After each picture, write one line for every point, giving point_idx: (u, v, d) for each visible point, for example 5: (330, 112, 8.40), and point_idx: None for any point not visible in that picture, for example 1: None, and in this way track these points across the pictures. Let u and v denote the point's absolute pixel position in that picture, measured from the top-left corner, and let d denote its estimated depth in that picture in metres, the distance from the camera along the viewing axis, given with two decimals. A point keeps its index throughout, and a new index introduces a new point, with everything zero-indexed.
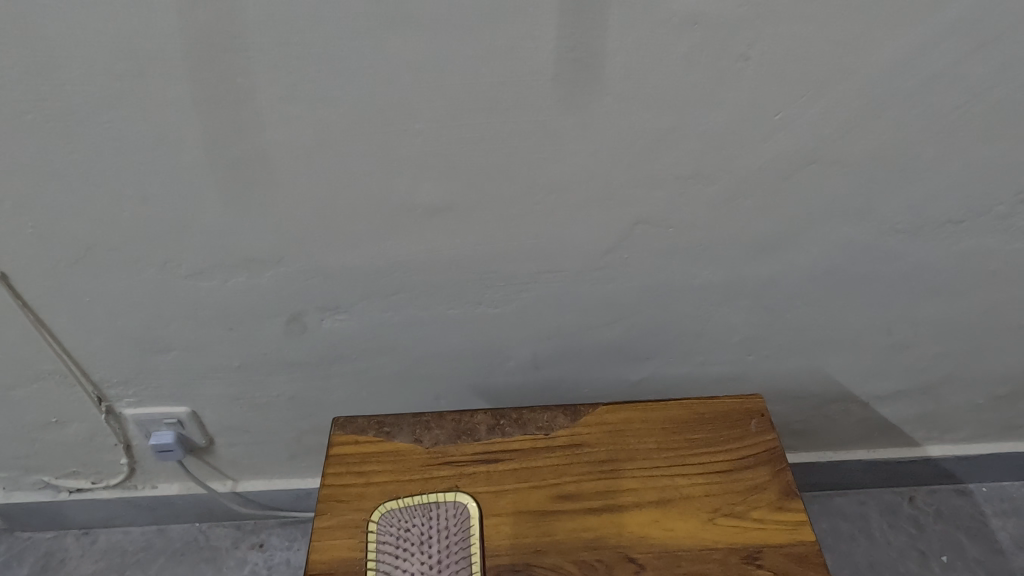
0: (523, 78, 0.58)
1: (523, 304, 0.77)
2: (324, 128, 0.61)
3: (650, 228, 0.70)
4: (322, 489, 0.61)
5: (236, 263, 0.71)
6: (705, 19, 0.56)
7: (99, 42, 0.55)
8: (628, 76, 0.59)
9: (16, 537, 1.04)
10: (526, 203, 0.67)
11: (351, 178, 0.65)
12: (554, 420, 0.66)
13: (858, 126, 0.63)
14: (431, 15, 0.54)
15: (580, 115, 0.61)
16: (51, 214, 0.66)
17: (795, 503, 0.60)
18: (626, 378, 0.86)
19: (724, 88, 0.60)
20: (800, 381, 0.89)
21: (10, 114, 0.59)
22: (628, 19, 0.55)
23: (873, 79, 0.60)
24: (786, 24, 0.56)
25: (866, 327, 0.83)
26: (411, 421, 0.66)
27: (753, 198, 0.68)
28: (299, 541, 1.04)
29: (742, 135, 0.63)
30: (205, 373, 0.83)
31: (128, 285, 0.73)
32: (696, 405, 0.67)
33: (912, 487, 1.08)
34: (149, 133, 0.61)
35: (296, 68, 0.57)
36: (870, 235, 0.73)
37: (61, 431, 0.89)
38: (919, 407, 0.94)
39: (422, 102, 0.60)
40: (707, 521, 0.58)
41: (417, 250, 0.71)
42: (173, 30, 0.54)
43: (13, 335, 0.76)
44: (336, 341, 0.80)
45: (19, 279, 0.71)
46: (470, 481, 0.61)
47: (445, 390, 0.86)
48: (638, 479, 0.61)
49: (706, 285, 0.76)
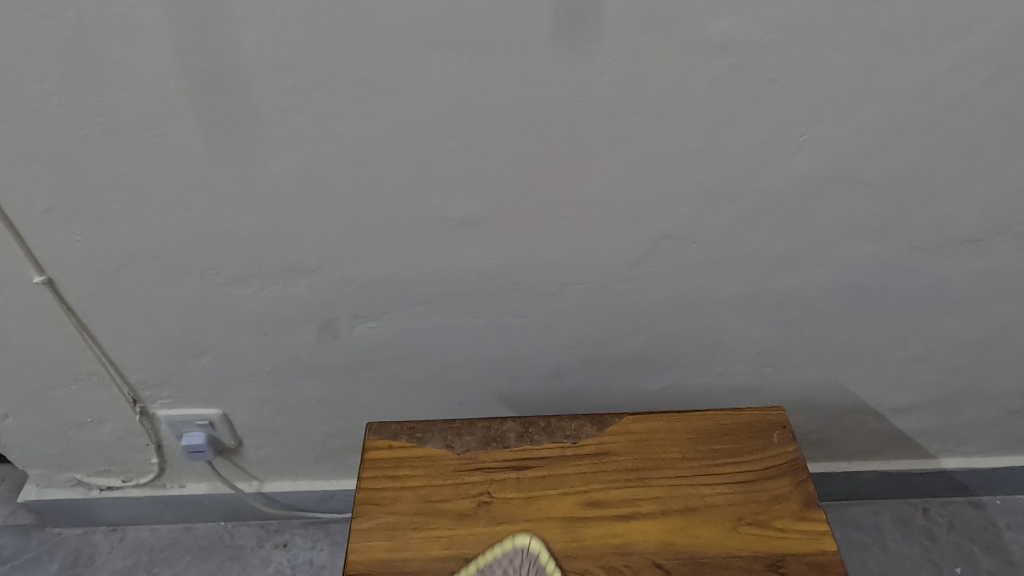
0: (557, 98, 0.61)
1: (548, 314, 0.79)
2: (364, 145, 0.63)
3: (674, 243, 0.72)
4: (358, 492, 0.63)
5: (273, 272, 0.74)
6: (735, 44, 0.58)
7: (152, 61, 0.58)
8: (657, 99, 0.61)
9: (47, 532, 1.06)
10: (555, 218, 0.69)
11: (387, 192, 0.67)
12: (581, 429, 0.68)
13: (880, 147, 0.65)
14: (472, 39, 0.57)
15: (610, 135, 0.63)
16: (98, 221, 0.68)
17: (817, 512, 0.61)
18: (646, 388, 0.88)
19: (751, 110, 0.62)
20: (818, 393, 0.90)
21: (65, 128, 0.61)
22: (660, 45, 0.57)
23: (898, 101, 0.62)
24: (811, 50, 0.58)
25: (883, 342, 0.84)
26: (442, 427, 0.68)
27: (777, 215, 0.70)
28: (321, 541, 1.07)
29: (767, 156, 0.65)
30: (237, 376, 0.85)
31: (168, 291, 0.75)
32: (719, 416, 0.69)
33: (925, 498, 1.09)
34: (197, 148, 0.63)
35: (339, 87, 0.59)
36: (889, 251, 0.74)
37: (95, 430, 0.91)
38: (934, 420, 0.96)
39: (459, 121, 0.62)
40: (732, 529, 0.60)
41: (448, 261, 0.73)
42: (225, 52, 0.57)
43: (55, 337, 0.79)
44: (366, 348, 0.82)
45: (64, 283, 0.74)
46: (500, 487, 0.63)
47: (468, 397, 0.88)
48: (663, 488, 0.63)
49: (728, 299, 0.78)
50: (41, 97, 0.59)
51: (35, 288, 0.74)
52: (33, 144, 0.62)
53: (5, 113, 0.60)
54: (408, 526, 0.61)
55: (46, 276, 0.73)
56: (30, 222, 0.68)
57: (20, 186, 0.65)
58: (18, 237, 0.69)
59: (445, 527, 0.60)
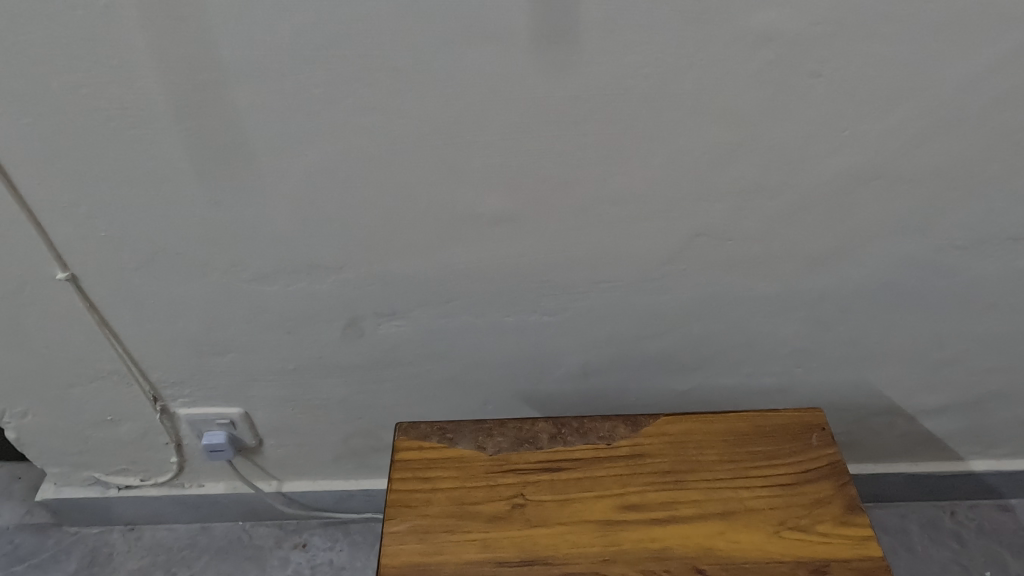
0: (595, 92, 0.59)
1: (578, 313, 0.78)
2: (397, 139, 0.62)
3: (709, 240, 0.71)
4: (389, 494, 0.63)
5: (299, 269, 0.72)
6: (780, 36, 0.56)
7: (183, 52, 0.56)
8: (697, 92, 0.59)
9: (64, 531, 1.06)
10: (588, 214, 0.68)
11: (419, 187, 0.65)
12: (614, 430, 0.67)
13: (924, 143, 0.64)
14: (512, 29, 0.55)
15: (648, 129, 0.62)
16: (123, 217, 0.67)
17: (860, 517, 0.61)
18: (674, 388, 0.87)
19: (793, 105, 0.60)
20: (849, 394, 0.89)
21: (93, 121, 0.60)
22: (703, 35, 0.56)
23: (944, 95, 0.60)
24: (858, 42, 0.57)
25: (918, 342, 0.83)
26: (473, 428, 0.67)
27: (815, 212, 0.68)
28: (340, 542, 1.05)
29: (807, 151, 0.64)
30: (260, 375, 0.84)
31: (192, 288, 0.74)
32: (755, 418, 0.68)
33: (953, 501, 1.07)
34: (226, 142, 0.62)
35: (373, 79, 0.58)
36: (928, 250, 0.73)
37: (115, 428, 0.90)
38: (966, 422, 0.94)
39: (494, 114, 0.60)
40: (773, 534, 0.59)
41: (477, 259, 0.72)
42: (259, 43, 0.56)
43: (77, 335, 0.78)
44: (391, 347, 0.81)
45: (88, 280, 0.73)
46: (534, 489, 0.63)
47: (493, 397, 0.87)
48: (700, 491, 0.63)
49: (761, 298, 0.76)
50: (69, 90, 0.58)
51: (58, 284, 0.73)
52: (59, 138, 0.61)
53: (33, 106, 0.59)
54: (441, 529, 0.60)
55: (70, 273, 0.72)
56: (55, 217, 0.67)
57: (46, 181, 0.64)
58: (42, 232, 0.68)
59: (480, 530, 0.60)
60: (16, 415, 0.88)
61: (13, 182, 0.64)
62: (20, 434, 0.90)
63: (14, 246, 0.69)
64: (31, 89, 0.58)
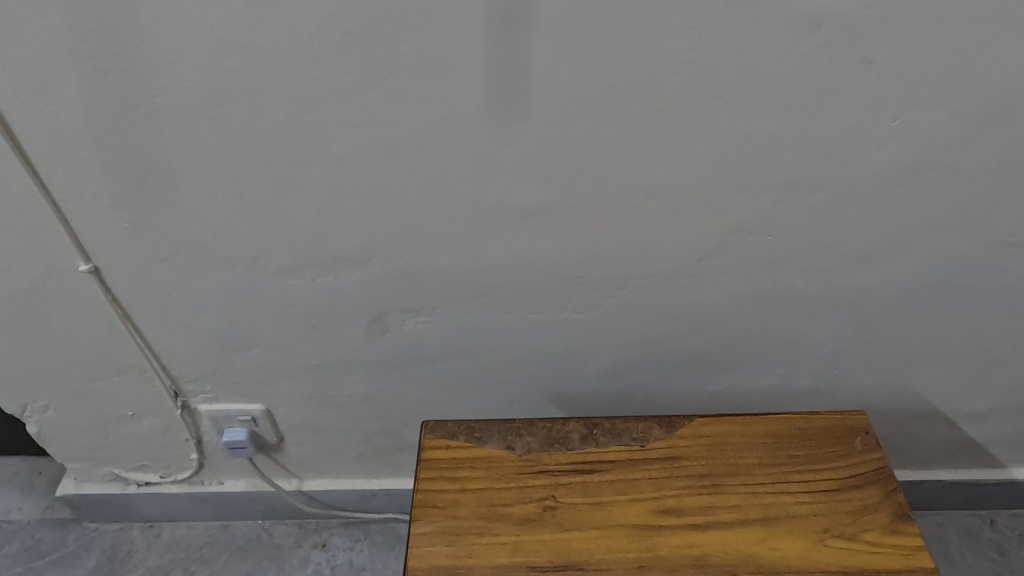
0: (633, 79, 0.57)
1: (609, 310, 0.75)
2: (427, 129, 0.60)
3: (747, 235, 0.68)
4: (416, 494, 0.61)
5: (325, 263, 0.71)
6: (830, 19, 0.54)
7: (211, 36, 0.55)
8: (740, 80, 0.57)
9: (85, 527, 1.05)
10: (623, 208, 0.66)
11: (450, 180, 0.64)
12: (649, 431, 0.65)
13: (979, 134, 0.61)
14: (549, 14, 0.53)
15: (689, 118, 0.59)
16: (147, 208, 0.66)
17: (909, 526, 0.58)
18: (706, 390, 0.84)
19: (842, 92, 0.58)
20: (888, 398, 0.86)
21: (118, 109, 0.59)
22: (748, 20, 0.54)
23: (1003, 83, 0.58)
24: (911, 27, 0.54)
25: (962, 344, 0.79)
26: (502, 427, 0.66)
27: (860, 206, 0.66)
28: (361, 542, 1.04)
29: (853, 142, 0.61)
30: (283, 371, 0.82)
31: (216, 282, 0.73)
32: (796, 420, 0.66)
33: (992, 511, 1.03)
34: (252, 131, 0.60)
35: (406, 66, 0.56)
36: (978, 247, 0.70)
37: (136, 424, 0.89)
38: (1010, 427, 0.90)
39: (529, 103, 0.58)
40: (818, 542, 0.57)
41: (507, 254, 0.70)
42: (289, 27, 0.54)
43: (99, 328, 0.77)
44: (416, 344, 0.79)
45: (111, 272, 0.72)
46: (567, 491, 0.61)
47: (519, 396, 0.85)
48: (740, 496, 0.61)
49: (800, 296, 0.74)
50: (94, 76, 0.57)
51: (81, 277, 0.72)
52: (84, 127, 0.60)
53: (57, 94, 0.58)
54: (470, 532, 0.58)
55: (92, 265, 0.71)
56: (79, 208, 0.66)
57: (70, 170, 0.63)
58: (65, 224, 0.67)
59: (511, 533, 0.58)
60: (37, 409, 0.87)
61: (36, 171, 0.63)
62: (42, 428, 0.90)
63: (37, 237, 0.68)
64: (57, 75, 0.57)
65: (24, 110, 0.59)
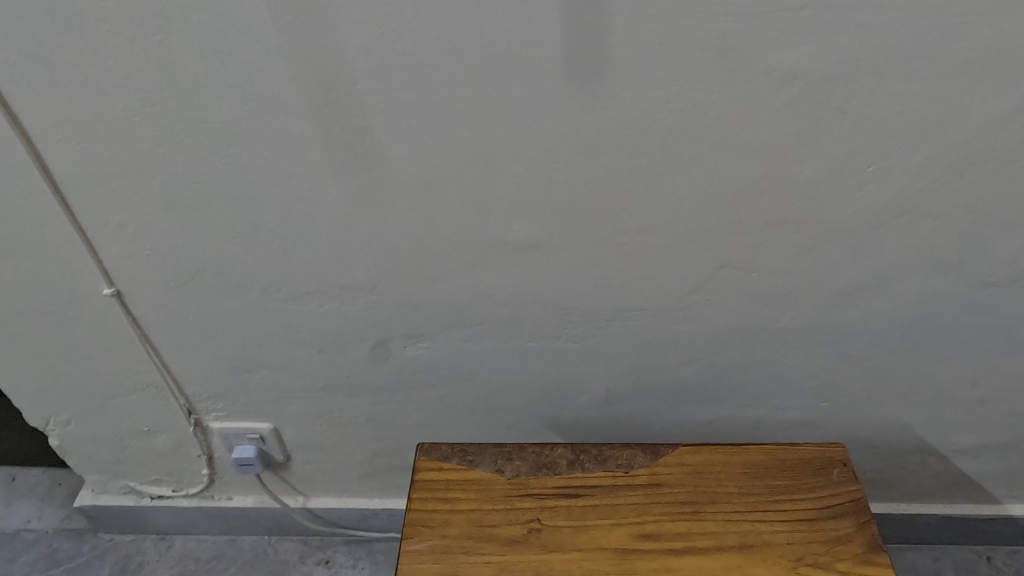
0: (619, 124, 0.61)
1: (602, 340, 0.78)
2: (428, 168, 0.64)
3: (733, 271, 0.71)
4: (409, 514, 0.64)
5: (331, 291, 0.75)
6: (803, 73, 0.57)
7: (230, 82, 0.60)
8: (721, 126, 0.61)
9: (100, 537, 1.09)
10: (612, 243, 0.69)
11: (448, 218, 0.68)
12: (633, 458, 0.68)
13: (952, 181, 0.64)
14: (540, 64, 0.58)
15: (674, 161, 0.63)
16: (167, 236, 0.71)
17: (882, 556, 0.61)
18: (698, 419, 0.86)
19: (818, 140, 0.61)
20: (879, 431, 0.87)
21: (144, 147, 0.64)
22: (726, 72, 0.57)
23: (972, 133, 0.61)
24: (881, 80, 0.57)
25: (950, 379, 0.81)
26: (493, 451, 0.69)
27: (841, 246, 0.69)
28: (363, 560, 1.07)
29: (831, 186, 0.64)
30: (291, 392, 0.86)
31: (229, 306, 0.77)
32: (776, 451, 0.69)
33: (990, 547, 1.04)
34: (266, 167, 0.65)
35: (408, 111, 0.61)
36: (959, 286, 0.72)
37: (150, 439, 0.93)
38: (1003, 463, 0.91)
39: (522, 145, 0.62)
40: (790, 569, 0.60)
41: (503, 286, 0.73)
42: (299, 75, 0.59)
43: (119, 347, 0.82)
44: (417, 368, 0.83)
45: (132, 296, 0.76)
46: (551, 515, 0.64)
47: (517, 421, 0.88)
48: (718, 523, 0.63)
49: (787, 330, 0.76)
50: (122, 117, 0.62)
51: (105, 300, 0.77)
52: (113, 161, 0.65)
53: (89, 132, 0.63)
54: (457, 551, 0.61)
55: (115, 288, 0.76)
56: (105, 235, 0.71)
57: (98, 200, 0.68)
58: (92, 250, 0.72)
59: (496, 553, 0.61)
60: (59, 423, 0.91)
61: (67, 202, 0.68)
62: (63, 441, 0.94)
63: (66, 262, 0.73)
64: (91, 117, 0.62)
65: (59, 147, 0.64)
